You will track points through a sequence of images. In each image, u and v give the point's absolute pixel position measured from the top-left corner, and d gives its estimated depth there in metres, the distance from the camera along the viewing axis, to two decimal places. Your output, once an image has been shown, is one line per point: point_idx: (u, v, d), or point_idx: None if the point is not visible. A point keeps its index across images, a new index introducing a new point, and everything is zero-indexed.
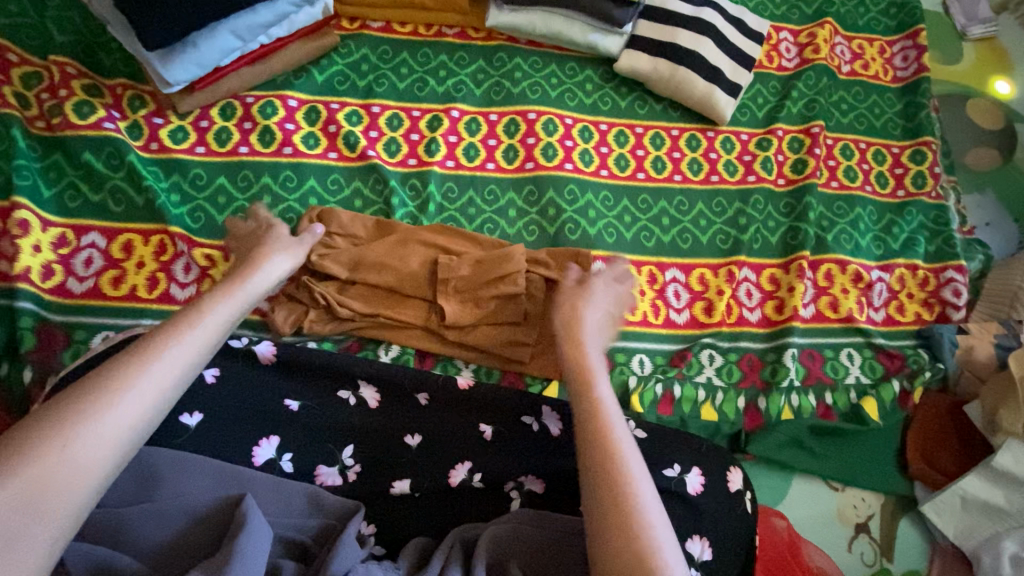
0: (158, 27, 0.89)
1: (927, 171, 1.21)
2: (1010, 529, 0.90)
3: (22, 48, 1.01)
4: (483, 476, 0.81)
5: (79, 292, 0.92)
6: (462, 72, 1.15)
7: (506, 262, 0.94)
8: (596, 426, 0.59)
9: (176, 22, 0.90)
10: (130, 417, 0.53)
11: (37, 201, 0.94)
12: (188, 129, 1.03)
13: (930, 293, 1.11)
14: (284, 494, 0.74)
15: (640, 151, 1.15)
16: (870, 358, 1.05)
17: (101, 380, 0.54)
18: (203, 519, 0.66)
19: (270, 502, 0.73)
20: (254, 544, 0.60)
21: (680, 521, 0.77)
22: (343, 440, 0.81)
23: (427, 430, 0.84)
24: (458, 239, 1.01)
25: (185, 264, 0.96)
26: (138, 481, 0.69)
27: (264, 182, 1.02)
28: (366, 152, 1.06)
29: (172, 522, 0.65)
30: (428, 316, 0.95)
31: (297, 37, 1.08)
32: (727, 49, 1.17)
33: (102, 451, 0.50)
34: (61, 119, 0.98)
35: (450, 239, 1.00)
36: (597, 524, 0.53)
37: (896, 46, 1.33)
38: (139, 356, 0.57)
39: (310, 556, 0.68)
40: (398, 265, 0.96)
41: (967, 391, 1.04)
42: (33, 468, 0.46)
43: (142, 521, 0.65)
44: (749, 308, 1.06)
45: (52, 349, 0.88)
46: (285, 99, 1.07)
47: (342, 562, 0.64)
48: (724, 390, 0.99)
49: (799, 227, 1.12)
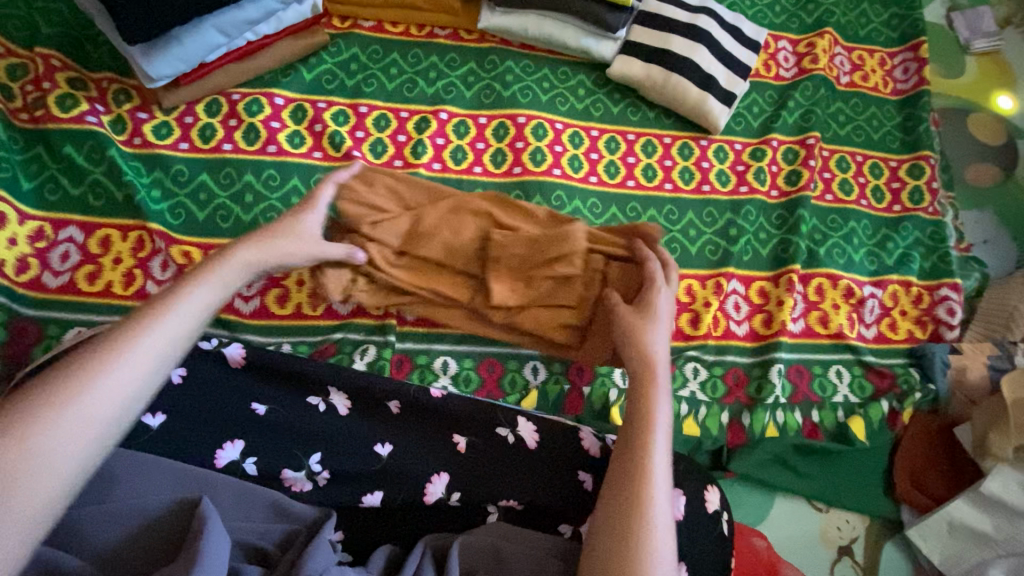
0: (139, 22, 0.88)
1: (924, 186, 1.19)
2: (997, 557, 0.87)
3: (8, 39, 1.00)
4: (462, 496, 0.79)
5: (54, 287, 0.91)
6: (452, 74, 1.14)
7: (563, 242, 0.88)
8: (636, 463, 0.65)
9: (158, 17, 0.89)
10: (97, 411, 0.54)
11: (15, 193, 0.93)
12: (172, 125, 1.02)
13: (923, 311, 1.09)
14: (248, 499, 0.72)
15: (631, 159, 1.13)
16: (859, 376, 1.03)
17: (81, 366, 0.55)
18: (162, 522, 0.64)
19: (233, 508, 0.71)
20: (214, 545, 0.59)
21: None
22: (309, 447, 0.79)
23: (399, 441, 0.82)
24: (515, 211, 0.95)
25: (162, 261, 0.94)
26: (99, 482, 0.67)
27: (246, 180, 1.01)
28: (351, 152, 1.04)
29: (125, 522, 0.63)
30: (475, 295, 0.92)
31: (285, 35, 1.07)
32: (723, 57, 1.15)
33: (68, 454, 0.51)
34: (44, 112, 0.97)
35: (508, 212, 0.94)
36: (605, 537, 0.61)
37: (897, 57, 1.31)
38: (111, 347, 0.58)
39: (272, 563, 0.67)
40: (450, 237, 0.91)
41: (958, 413, 1.02)
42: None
43: (95, 521, 0.63)
44: (737, 320, 1.04)
45: (23, 344, 0.87)
46: (272, 97, 1.06)
47: (315, 564, 0.63)
48: (708, 405, 0.97)
49: (791, 239, 1.09)
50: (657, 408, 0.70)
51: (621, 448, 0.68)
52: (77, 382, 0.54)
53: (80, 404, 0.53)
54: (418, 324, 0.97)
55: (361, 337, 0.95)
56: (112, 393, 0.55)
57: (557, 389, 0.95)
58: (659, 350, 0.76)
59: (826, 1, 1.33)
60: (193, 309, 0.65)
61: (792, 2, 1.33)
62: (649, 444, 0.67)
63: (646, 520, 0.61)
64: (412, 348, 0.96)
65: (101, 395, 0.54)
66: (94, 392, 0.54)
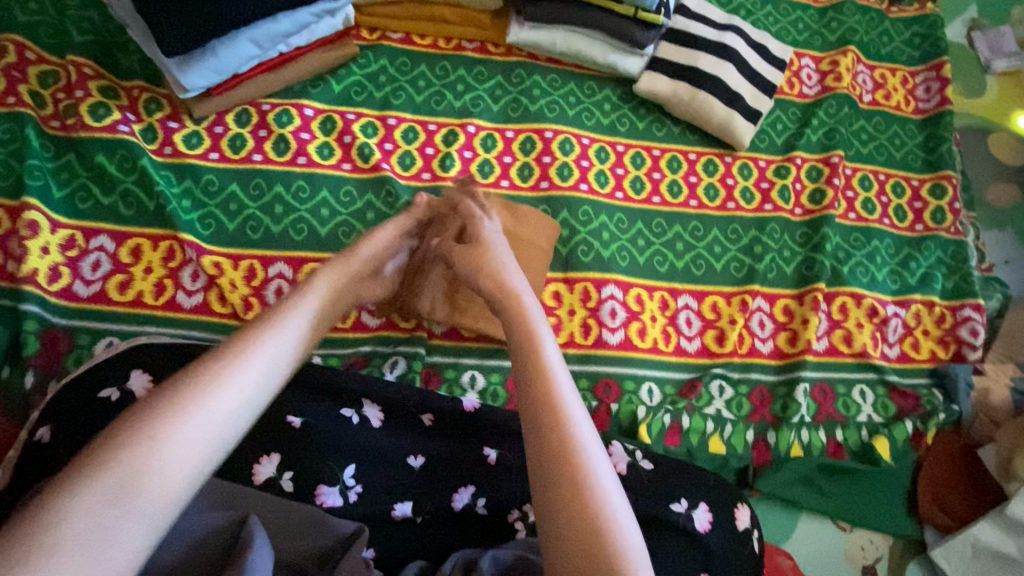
0: (177, 34, 0.89)
1: (946, 207, 1.20)
2: None
3: (41, 46, 1.01)
4: (488, 503, 0.79)
5: (86, 296, 0.91)
6: (480, 87, 1.14)
7: None
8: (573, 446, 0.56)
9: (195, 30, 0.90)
10: (219, 413, 0.53)
11: (47, 201, 0.93)
12: (203, 134, 1.03)
13: (946, 331, 1.09)
14: (284, 515, 0.72)
15: (656, 174, 1.14)
16: (883, 396, 1.03)
17: (209, 363, 0.56)
18: (203, 541, 0.64)
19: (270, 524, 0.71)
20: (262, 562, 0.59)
21: (686, 560, 0.75)
22: (344, 459, 0.79)
23: (431, 452, 0.82)
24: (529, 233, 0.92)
25: (193, 271, 0.95)
26: None
27: (276, 191, 1.01)
28: (380, 164, 1.05)
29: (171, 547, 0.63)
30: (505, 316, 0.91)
31: (316, 46, 1.07)
32: (749, 75, 1.16)
33: (189, 456, 0.50)
34: (76, 120, 0.98)
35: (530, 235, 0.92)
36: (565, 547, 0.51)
37: (919, 76, 1.32)
38: (232, 350, 0.58)
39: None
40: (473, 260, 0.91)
41: (981, 434, 1.02)
42: (121, 472, 0.47)
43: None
44: (762, 338, 1.04)
45: (55, 353, 0.87)
46: (301, 108, 1.06)
47: None
48: (733, 423, 0.98)
49: (815, 258, 1.10)
50: (537, 348, 0.62)
51: (522, 402, 0.59)
52: (208, 377, 0.54)
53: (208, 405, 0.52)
54: (445, 338, 0.98)
55: (389, 349, 0.95)
56: (234, 396, 0.54)
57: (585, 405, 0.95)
58: (505, 265, 0.76)
59: (849, 19, 1.34)
60: (308, 319, 0.67)
61: (815, 20, 1.34)
62: (542, 379, 0.59)
63: (583, 472, 0.53)
64: (440, 362, 0.96)
65: (225, 400, 0.54)
66: (218, 393, 0.54)
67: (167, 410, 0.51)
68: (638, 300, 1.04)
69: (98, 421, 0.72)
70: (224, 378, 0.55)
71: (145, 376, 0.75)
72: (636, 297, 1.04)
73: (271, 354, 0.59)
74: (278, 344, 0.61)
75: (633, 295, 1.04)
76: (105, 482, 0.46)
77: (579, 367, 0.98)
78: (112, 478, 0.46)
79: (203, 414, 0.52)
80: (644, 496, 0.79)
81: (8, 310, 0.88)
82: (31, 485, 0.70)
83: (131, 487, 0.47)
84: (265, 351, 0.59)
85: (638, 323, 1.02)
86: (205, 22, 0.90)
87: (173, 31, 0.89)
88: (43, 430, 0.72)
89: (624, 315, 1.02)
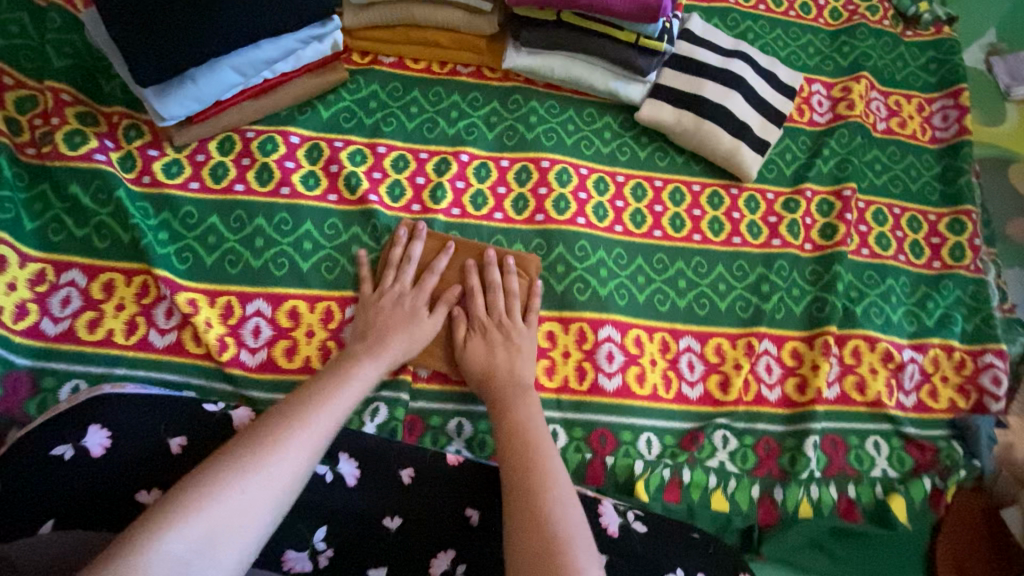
0: (154, 61, 0.85)
1: (965, 243, 1.13)
2: None
3: (18, 70, 0.97)
4: (468, 570, 0.71)
5: (53, 334, 0.87)
6: (474, 114, 1.10)
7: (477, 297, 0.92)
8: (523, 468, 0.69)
9: (172, 56, 0.86)
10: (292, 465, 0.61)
11: (17, 234, 0.89)
12: (184, 163, 0.98)
13: (966, 378, 1.02)
14: None
15: (657, 207, 1.08)
16: (899, 449, 0.97)
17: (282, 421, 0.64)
18: None
19: None
20: None
21: None
22: (315, 520, 0.72)
23: (409, 513, 0.74)
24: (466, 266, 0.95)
25: (167, 309, 0.90)
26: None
27: (258, 224, 0.96)
28: (367, 196, 1.00)
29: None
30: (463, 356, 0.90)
31: (303, 72, 1.03)
32: (757, 103, 1.10)
33: (264, 501, 0.57)
34: (51, 148, 0.94)
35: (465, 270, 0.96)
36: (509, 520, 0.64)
37: (936, 104, 1.26)
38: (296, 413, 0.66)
39: None
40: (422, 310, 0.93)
41: (1004, 493, 0.95)
42: (201, 518, 0.54)
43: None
44: (769, 385, 0.98)
45: (18, 397, 0.83)
46: (287, 136, 1.02)
47: None
48: (738, 477, 0.91)
49: (826, 298, 1.04)
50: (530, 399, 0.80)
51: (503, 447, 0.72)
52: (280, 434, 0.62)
53: (275, 464, 0.60)
54: (431, 381, 0.92)
55: (371, 394, 0.89)
56: (302, 456, 0.62)
57: (578, 458, 0.89)
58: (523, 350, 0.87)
59: (862, 43, 1.28)
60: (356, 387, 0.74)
61: (826, 43, 1.29)
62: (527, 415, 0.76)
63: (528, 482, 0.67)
64: (425, 409, 0.91)
65: (293, 456, 0.61)
66: (287, 454, 0.61)
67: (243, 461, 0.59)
68: (637, 342, 0.98)
69: (51, 481, 0.66)
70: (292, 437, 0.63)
71: (102, 431, 0.69)
72: (634, 339, 0.98)
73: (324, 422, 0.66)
74: (338, 410, 0.69)
75: (632, 337, 0.98)
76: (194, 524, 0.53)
77: (573, 416, 0.92)
78: (200, 522, 0.53)
79: (269, 470, 0.59)
80: (637, 564, 0.72)
81: None
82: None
83: (213, 536, 0.53)
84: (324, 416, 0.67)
85: (637, 367, 0.96)
86: (184, 50, 0.86)
87: (149, 60, 0.85)
88: None
89: (622, 359, 0.96)
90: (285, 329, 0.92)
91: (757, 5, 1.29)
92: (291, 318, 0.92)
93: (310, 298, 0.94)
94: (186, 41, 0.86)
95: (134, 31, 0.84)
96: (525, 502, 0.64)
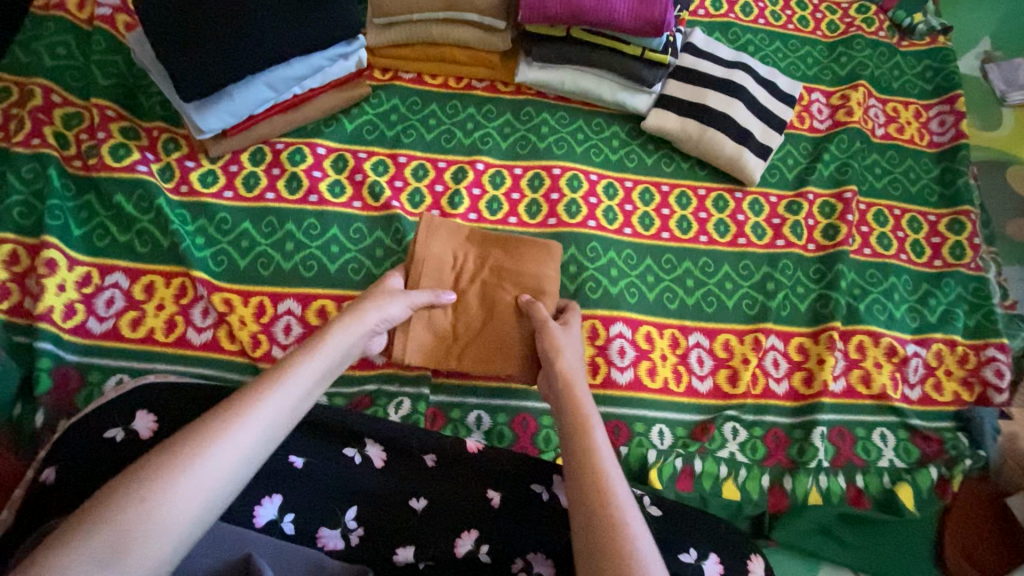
0: (195, 79, 0.92)
1: (965, 242, 1.17)
2: None
3: (67, 89, 1.04)
4: (491, 549, 0.75)
5: (98, 332, 0.92)
6: (489, 125, 1.16)
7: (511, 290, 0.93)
8: (584, 458, 0.65)
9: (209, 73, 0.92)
10: (223, 464, 0.56)
11: (66, 239, 0.96)
12: (218, 173, 1.05)
13: (969, 372, 1.05)
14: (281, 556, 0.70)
15: (665, 211, 1.13)
16: (904, 440, 1.00)
17: (215, 415, 0.58)
18: None
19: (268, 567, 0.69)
20: None
21: None
22: (347, 500, 0.76)
23: (434, 495, 0.78)
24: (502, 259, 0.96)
25: (203, 308, 0.96)
26: None
27: (288, 229, 1.02)
28: (390, 202, 1.06)
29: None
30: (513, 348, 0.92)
31: (329, 87, 1.10)
32: (758, 111, 1.16)
33: (184, 506, 0.52)
34: (97, 160, 1.01)
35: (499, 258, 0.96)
36: (581, 517, 0.60)
37: (933, 110, 1.30)
38: (233, 406, 0.60)
39: None
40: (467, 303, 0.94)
41: (1010, 483, 0.98)
42: (113, 527, 0.49)
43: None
44: (777, 379, 1.02)
45: (66, 391, 0.88)
46: (314, 147, 1.09)
47: None
48: (747, 467, 0.95)
49: (829, 295, 1.08)
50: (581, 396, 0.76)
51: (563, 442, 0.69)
52: (214, 426, 0.57)
53: (211, 457, 0.55)
54: (451, 376, 0.97)
55: (394, 388, 0.94)
56: (238, 448, 0.57)
57: None
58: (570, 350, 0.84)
59: (859, 54, 1.34)
60: (316, 370, 0.69)
61: (824, 54, 1.35)
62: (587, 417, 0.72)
63: (596, 472, 0.64)
64: (445, 402, 0.95)
65: (228, 450, 0.56)
66: (220, 447, 0.56)
67: (165, 461, 0.54)
68: (647, 338, 1.02)
69: (105, 461, 0.72)
70: (225, 432, 0.57)
71: (148, 417, 0.75)
72: (645, 335, 1.02)
73: (270, 408, 0.61)
74: (285, 394, 0.63)
75: (643, 333, 1.02)
76: (100, 538, 0.48)
77: None
78: (111, 532, 0.49)
79: (197, 470, 0.54)
80: None
81: (25, 347, 0.90)
82: (32, 529, 0.69)
83: (125, 545, 0.48)
84: (266, 405, 0.61)
85: (648, 362, 1.00)
86: (222, 69, 0.93)
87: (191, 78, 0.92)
88: (48, 471, 0.71)
89: (634, 354, 1.00)
90: (313, 327, 0.97)
91: (756, 20, 1.36)
92: (318, 317, 0.97)
93: (337, 298, 0.99)
94: (222, 60, 0.92)
95: (177, 53, 0.91)
96: (591, 498, 0.61)
